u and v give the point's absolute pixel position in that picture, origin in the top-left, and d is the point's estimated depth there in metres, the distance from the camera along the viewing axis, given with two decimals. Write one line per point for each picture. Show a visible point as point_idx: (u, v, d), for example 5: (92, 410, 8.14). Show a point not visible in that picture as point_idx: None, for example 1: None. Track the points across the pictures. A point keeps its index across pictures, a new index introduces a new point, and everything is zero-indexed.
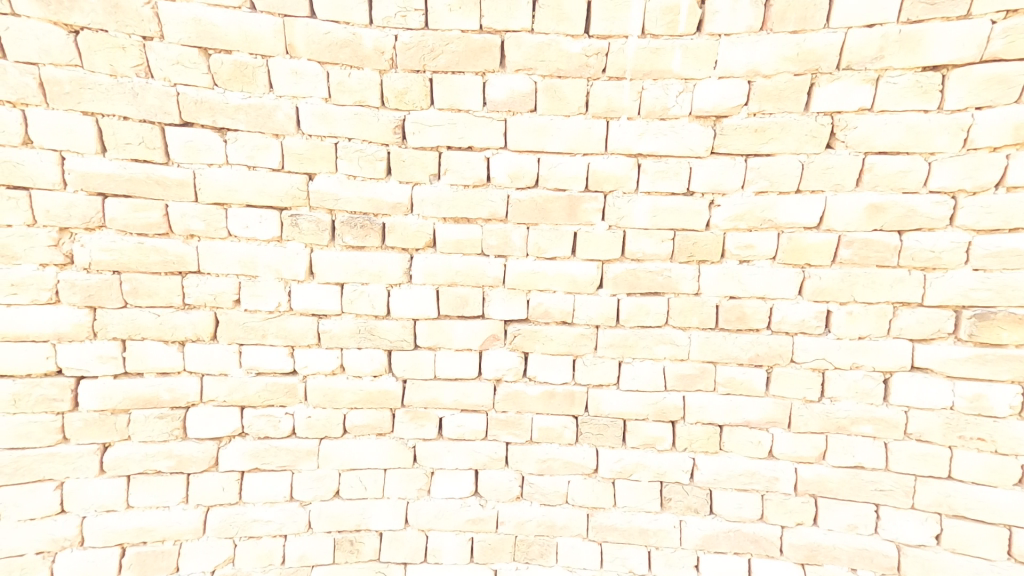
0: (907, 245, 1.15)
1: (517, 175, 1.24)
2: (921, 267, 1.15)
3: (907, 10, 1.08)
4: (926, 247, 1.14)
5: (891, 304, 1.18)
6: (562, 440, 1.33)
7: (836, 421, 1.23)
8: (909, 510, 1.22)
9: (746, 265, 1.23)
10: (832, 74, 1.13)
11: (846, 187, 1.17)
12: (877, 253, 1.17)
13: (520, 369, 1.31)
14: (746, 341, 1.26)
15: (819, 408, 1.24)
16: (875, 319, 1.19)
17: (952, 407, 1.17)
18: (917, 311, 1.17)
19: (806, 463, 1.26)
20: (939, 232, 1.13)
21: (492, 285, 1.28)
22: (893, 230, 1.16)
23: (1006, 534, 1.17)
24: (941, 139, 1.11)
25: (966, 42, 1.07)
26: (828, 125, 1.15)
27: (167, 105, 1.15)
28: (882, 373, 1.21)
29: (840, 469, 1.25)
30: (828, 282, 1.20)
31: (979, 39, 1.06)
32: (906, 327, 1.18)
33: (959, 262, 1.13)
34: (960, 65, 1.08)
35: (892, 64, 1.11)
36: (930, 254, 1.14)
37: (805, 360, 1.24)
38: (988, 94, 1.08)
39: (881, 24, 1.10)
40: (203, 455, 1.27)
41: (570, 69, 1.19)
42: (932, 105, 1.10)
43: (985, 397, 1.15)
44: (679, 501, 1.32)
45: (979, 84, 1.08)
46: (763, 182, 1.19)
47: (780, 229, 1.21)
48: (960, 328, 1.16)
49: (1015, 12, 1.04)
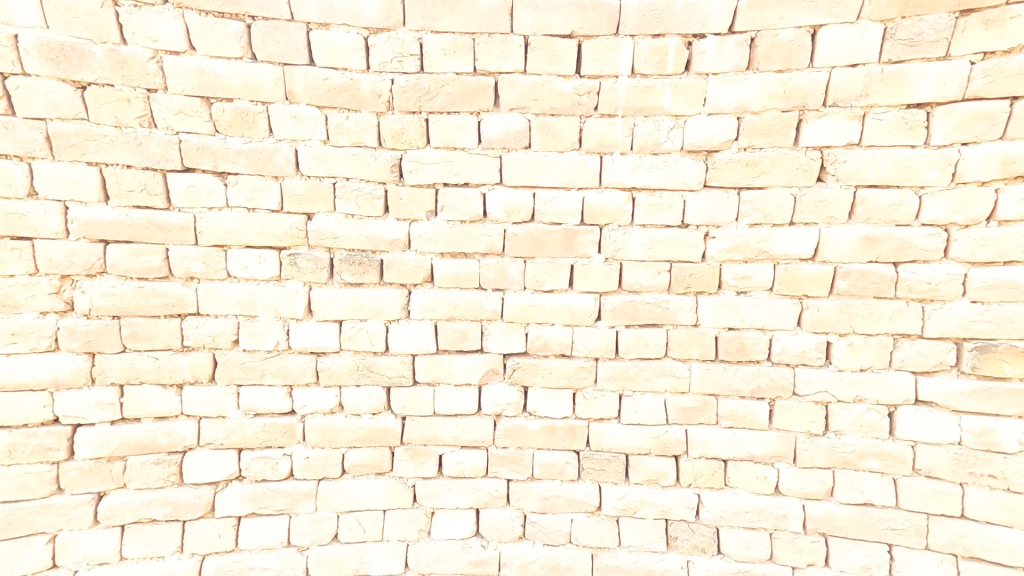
0: (903, 276, 1.16)
1: (513, 210, 1.25)
2: (919, 299, 1.16)
3: (888, 51, 1.12)
4: (923, 278, 1.15)
5: (891, 336, 1.18)
6: (563, 476, 1.31)
7: (842, 456, 1.22)
8: (924, 551, 1.19)
9: (744, 295, 1.24)
10: (819, 111, 1.16)
11: (838, 219, 1.18)
12: (874, 285, 1.17)
13: (519, 404, 1.30)
14: (747, 372, 1.25)
15: (825, 441, 1.23)
16: (876, 350, 1.19)
17: (960, 442, 1.16)
18: (918, 343, 1.17)
19: (814, 500, 1.24)
20: (934, 264, 1.14)
21: (490, 319, 1.28)
22: (889, 261, 1.17)
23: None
24: (930, 173, 1.13)
25: (948, 81, 1.10)
26: (818, 158, 1.17)
27: (169, 153, 1.17)
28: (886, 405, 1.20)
29: (849, 506, 1.23)
30: (827, 313, 1.20)
31: (960, 78, 1.09)
32: (908, 360, 1.18)
33: (956, 294, 1.14)
34: (943, 103, 1.11)
35: (877, 101, 1.13)
36: (927, 285, 1.15)
37: (807, 393, 1.23)
38: (972, 131, 1.10)
39: (864, 64, 1.13)
40: (199, 501, 1.25)
41: (563, 107, 1.22)
42: (919, 140, 1.13)
43: (994, 432, 1.14)
44: (686, 540, 1.29)
45: (964, 119, 1.10)
46: (757, 216, 1.21)
47: (776, 260, 1.21)
48: (962, 361, 1.15)
49: (993, 53, 1.07)
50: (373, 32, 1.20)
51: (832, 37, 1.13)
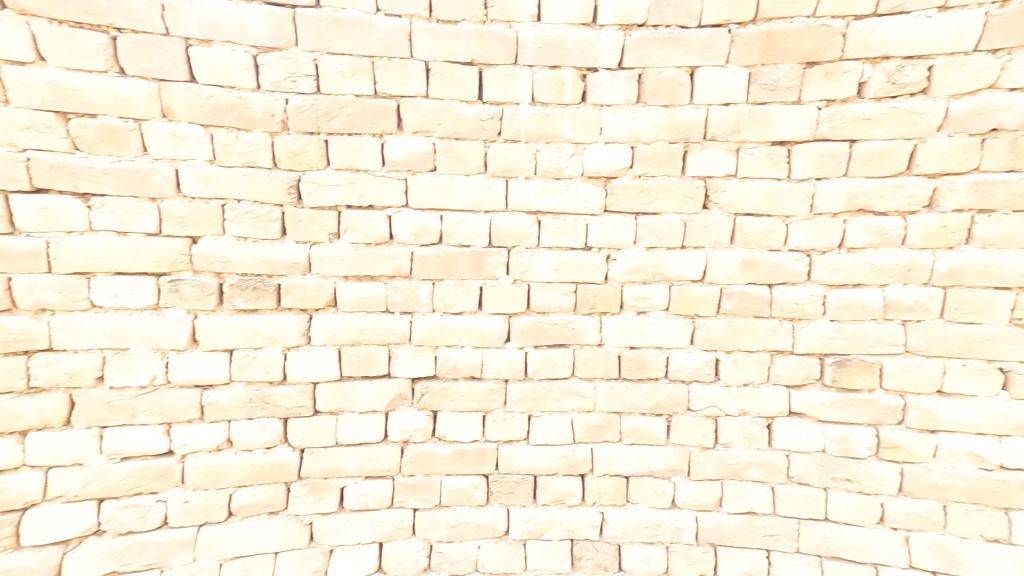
0: (776, 297, 1.26)
1: (420, 233, 1.24)
2: (790, 318, 1.26)
3: (755, 92, 1.22)
4: (792, 298, 1.25)
5: (769, 352, 1.28)
6: (472, 502, 1.30)
7: (729, 467, 1.29)
8: (796, 554, 1.28)
9: (643, 316, 1.29)
10: (701, 144, 1.25)
11: (722, 243, 1.27)
12: (754, 305, 1.27)
13: (428, 429, 1.28)
14: (647, 390, 1.30)
15: (715, 454, 1.30)
16: (756, 366, 1.28)
17: (825, 450, 1.27)
18: (790, 358, 1.27)
19: (705, 510, 1.31)
20: (800, 286, 1.25)
21: (397, 343, 1.25)
22: (765, 283, 1.26)
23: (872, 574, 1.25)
24: (793, 204, 1.24)
25: (802, 123, 1.21)
26: (703, 187, 1.26)
27: (14, 172, 1.06)
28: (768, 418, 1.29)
29: (735, 515, 1.30)
30: (715, 332, 1.28)
31: (811, 120, 1.21)
32: (783, 374, 1.27)
33: (818, 313, 1.25)
34: (800, 142, 1.22)
35: (748, 138, 1.23)
36: (795, 305, 1.25)
37: (700, 408, 1.30)
38: (823, 167, 1.22)
39: (736, 103, 1.23)
40: (43, 563, 1.11)
41: (466, 132, 1.23)
42: (784, 173, 1.24)
43: (850, 439, 1.25)
44: (589, 560, 1.31)
45: (823, 157, 1.22)
46: (652, 239, 1.27)
47: (670, 282, 1.28)
48: (825, 374, 1.26)
49: (834, 101, 1.20)
50: (262, 51, 1.15)
51: (707, 78, 1.22)
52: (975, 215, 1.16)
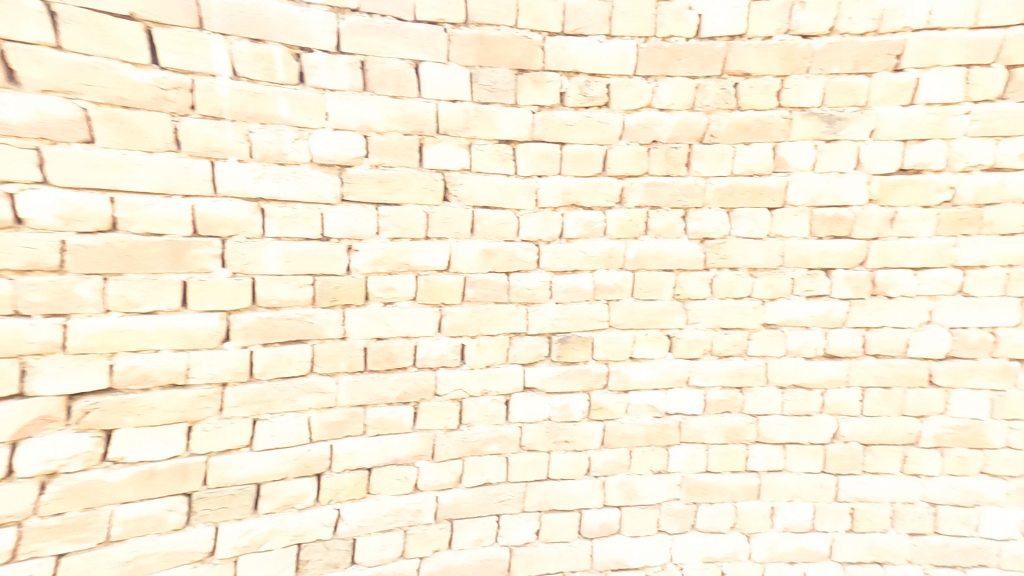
0: (512, 284, 1.38)
1: (74, 217, 1.04)
2: (523, 302, 1.39)
3: (478, 92, 1.31)
4: (524, 285, 1.38)
5: (507, 335, 1.39)
6: (164, 528, 1.15)
7: (470, 444, 1.38)
8: (520, 513, 1.43)
9: (390, 306, 1.29)
10: (434, 137, 1.29)
11: (463, 235, 1.33)
12: (494, 291, 1.36)
13: (98, 454, 1.09)
14: (393, 379, 1.31)
15: (458, 434, 1.37)
16: (496, 348, 1.38)
17: (550, 418, 1.43)
18: (525, 339, 1.40)
19: (445, 488, 1.38)
20: (531, 272, 1.39)
21: (37, 353, 1.03)
22: (502, 271, 1.37)
23: (576, 518, 1.46)
24: (521, 198, 1.36)
25: (521, 124, 1.34)
26: (441, 180, 1.30)
27: None
28: (507, 396, 1.40)
29: (472, 489, 1.39)
30: (460, 319, 1.35)
31: (527, 123, 1.34)
32: (518, 353, 1.40)
33: (546, 297, 1.40)
34: (522, 141, 1.35)
35: (477, 135, 1.32)
36: (527, 291, 1.38)
37: (445, 392, 1.35)
38: (542, 166, 1.36)
39: (462, 101, 1.30)
40: None
41: (138, 100, 1.07)
42: (511, 169, 1.35)
43: (569, 405, 1.43)
44: (318, 560, 1.28)
45: (540, 158, 1.36)
46: (396, 230, 1.28)
47: (416, 272, 1.30)
48: (552, 351, 1.42)
49: (544, 108, 1.35)
50: None
51: (432, 73, 1.27)
52: (649, 211, 1.41)
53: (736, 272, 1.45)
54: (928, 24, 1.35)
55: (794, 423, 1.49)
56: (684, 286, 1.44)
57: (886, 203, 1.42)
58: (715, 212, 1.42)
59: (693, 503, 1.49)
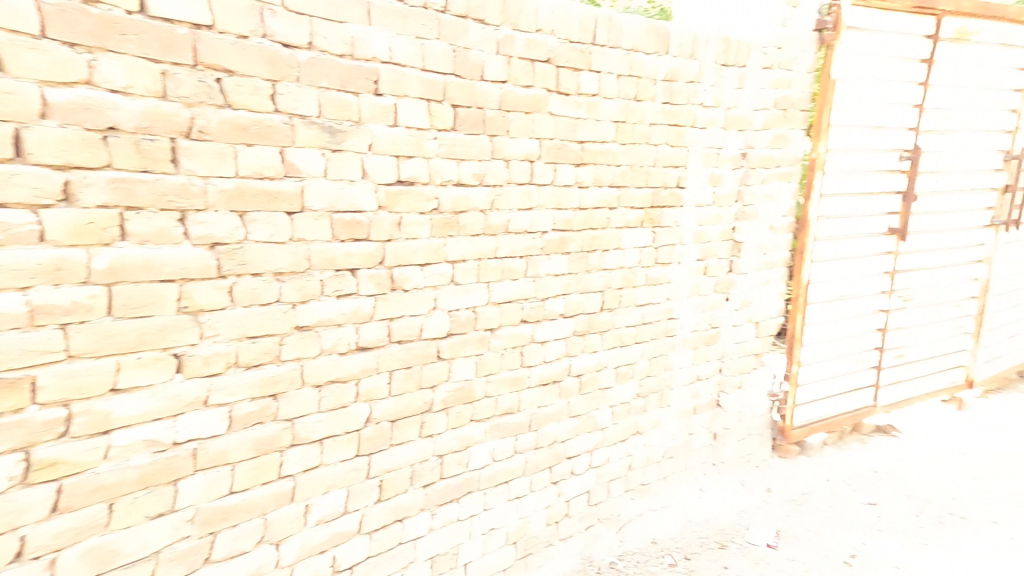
0: (314, 253, 1.61)
1: None
2: (325, 269, 1.64)
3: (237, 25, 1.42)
4: (327, 253, 1.64)
5: (296, 309, 1.60)
6: None
7: (265, 443, 1.58)
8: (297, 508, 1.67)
9: (139, 278, 1.33)
10: (188, 69, 1.36)
11: (255, 193, 1.49)
12: (287, 262, 1.56)
13: None
14: (154, 376, 1.37)
15: (212, 403, 1.48)
16: (293, 327, 1.60)
17: (346, 405, 1.74)
18: (339, 325, 1.69)
19: (184, 473, 1.45)
20: (336, 242, 1.65)
21: None
22: (287, 237, 1.56)
23: (302, 510, 1.68)
24: (313, 157, 1.58)
25: (308, 75, 1.55)
26: (188, 121, 1.37)
27: None
28: (273, 342, 1.56)
29: (210, 474, 1.50)
30: (249, 295, 1.51)
31: (310, 72, 1.55)
32: (325, 334, 1.66)
33: (348, 267, 1.69)
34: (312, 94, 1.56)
35: (240, 74, 1.44)
36: (329, 257, 1.64)
37: (241, 386, 1.52)
38: (279, 113, 1.51)
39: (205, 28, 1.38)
40: None
41: None
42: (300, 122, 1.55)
43: (373, 388, 1.79)
44: None
45: (285, 95, 1.52)
46: (121, 175, 1.29)
47: (190, 238, 1.40)
48: (325, 301, 1.66)
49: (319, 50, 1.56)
50: None
51: None
52: (452, 185, 1.88)
53: (478, 236, 1.98)
54: (631, 46, 2.26)
55: (514, 355, 2.16)
56: (487, 268, 2.02)
57: (621, 185, 2.35)
58: (509, 190, 2.03)
59: (421, 465, 1.94)
